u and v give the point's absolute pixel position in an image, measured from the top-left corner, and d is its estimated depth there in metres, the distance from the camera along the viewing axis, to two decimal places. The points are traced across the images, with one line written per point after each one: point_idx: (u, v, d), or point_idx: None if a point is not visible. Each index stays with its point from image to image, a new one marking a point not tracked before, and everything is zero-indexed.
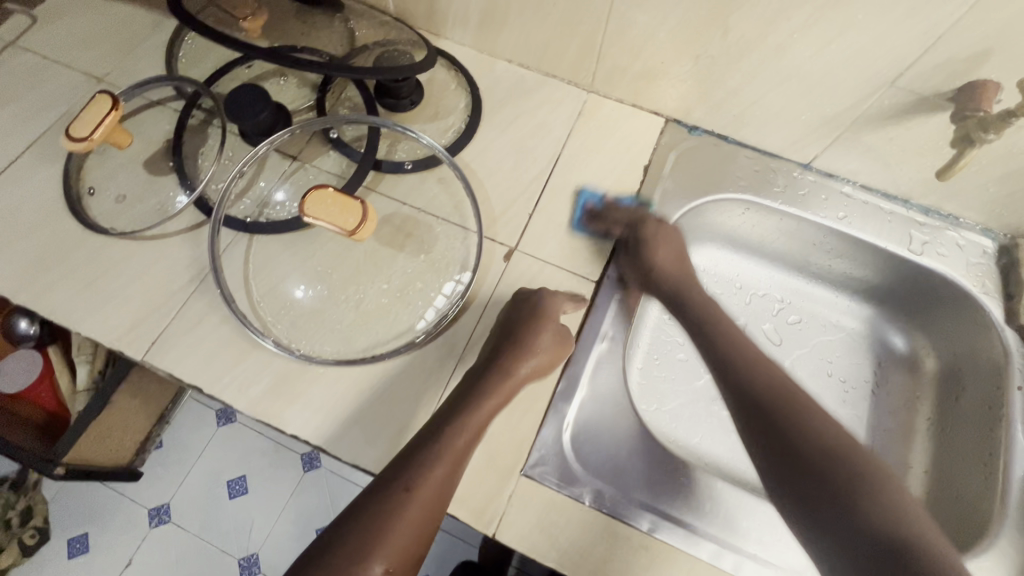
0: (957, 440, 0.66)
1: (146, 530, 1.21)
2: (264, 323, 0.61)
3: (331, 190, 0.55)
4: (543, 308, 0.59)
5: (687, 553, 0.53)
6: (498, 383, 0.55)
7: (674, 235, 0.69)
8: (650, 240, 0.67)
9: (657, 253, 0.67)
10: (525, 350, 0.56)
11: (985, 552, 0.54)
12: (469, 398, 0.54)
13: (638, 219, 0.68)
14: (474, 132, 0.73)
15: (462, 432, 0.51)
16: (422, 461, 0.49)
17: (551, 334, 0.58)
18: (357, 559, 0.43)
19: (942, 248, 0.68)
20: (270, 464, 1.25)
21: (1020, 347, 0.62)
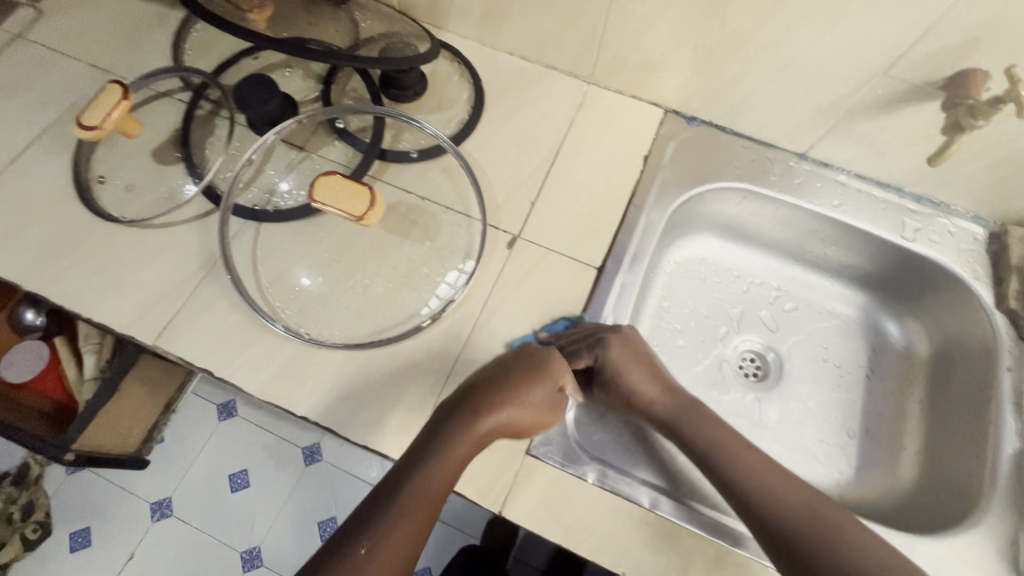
0: (949, 421, 0.68)
1: (148, 524, 1.21)
2: (272, 308, 0.62)
3: (339, 177, 0.57)
4: (541, 370, 0.58)
5: (687, 528, 0.54)
6: (478, 436, 0.53)
7: (635, 344, 0.61)
8: (617, 372, 0.59)
9: (630, 381, 0.60)
10: (512, 399, 0.54)
11: (976, 526, 0.56)
12: (446, 444, 0.52)
13: (595, 345, 0.60)
14: (477, 123, 0.74)
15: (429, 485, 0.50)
16: (382, 518, 0.48)
17: (545, 396, 0.56)
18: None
19: (934, 235, 0.70)
20: (272, 457, 1.26)
21: (1010, 329, 0.64)
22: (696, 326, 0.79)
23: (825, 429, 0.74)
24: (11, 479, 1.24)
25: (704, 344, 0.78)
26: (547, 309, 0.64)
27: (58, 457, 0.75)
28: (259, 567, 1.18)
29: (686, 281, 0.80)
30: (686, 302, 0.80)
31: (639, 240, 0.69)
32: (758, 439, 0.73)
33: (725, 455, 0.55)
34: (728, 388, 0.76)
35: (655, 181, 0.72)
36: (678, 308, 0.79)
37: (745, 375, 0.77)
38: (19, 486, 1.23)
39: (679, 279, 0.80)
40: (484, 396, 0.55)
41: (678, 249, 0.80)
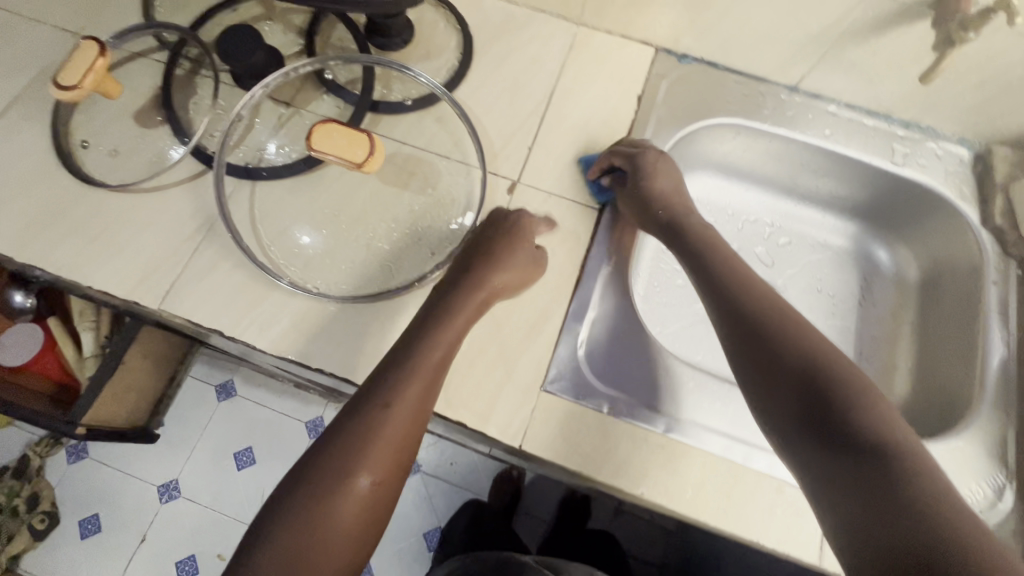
0: (939, 338, 0.71)
1: (157, 506, 1.22)
2: (277, 266, 0.61)
3: (336, 124, 0.56)
4: (515, 233, 0.61)
5: (699, 449, 0.56)
6: (472, 299, 0.56)
7: (676, 169, 0.64)
8: (649, 171, 0.62)
9: (665, 189, 0.62)
10: (495, 263, 0.58)
11: (969, 428, 0.59)
12: (443, 311, 0.55)
13: (638, 149, 0.64)
14: (467, 70, 0.73)
15: (433, 349, 0.52)
16: (394, 380, 0.49)
17: (525, 257, 0.60)
18: (342, 475, 0.45)
19: (922, 159, 0.72)
20: (275, 432, 1.27)
21: (994, 245, 0.67)
22: None
23: None
24: (12, 472, 1.22)
25: None
26: (552, 251, 0.64)
27: (68, 432, 0.76)
28: None
29: None
30: None
31: None
32: None
33: (781, 315, 0.49)
34: None
35: (651, 120, 0.72)
36: None
37: None
38: (21, 479, 1.21)
39: None
40: (471, 267, 0.58)
41: None
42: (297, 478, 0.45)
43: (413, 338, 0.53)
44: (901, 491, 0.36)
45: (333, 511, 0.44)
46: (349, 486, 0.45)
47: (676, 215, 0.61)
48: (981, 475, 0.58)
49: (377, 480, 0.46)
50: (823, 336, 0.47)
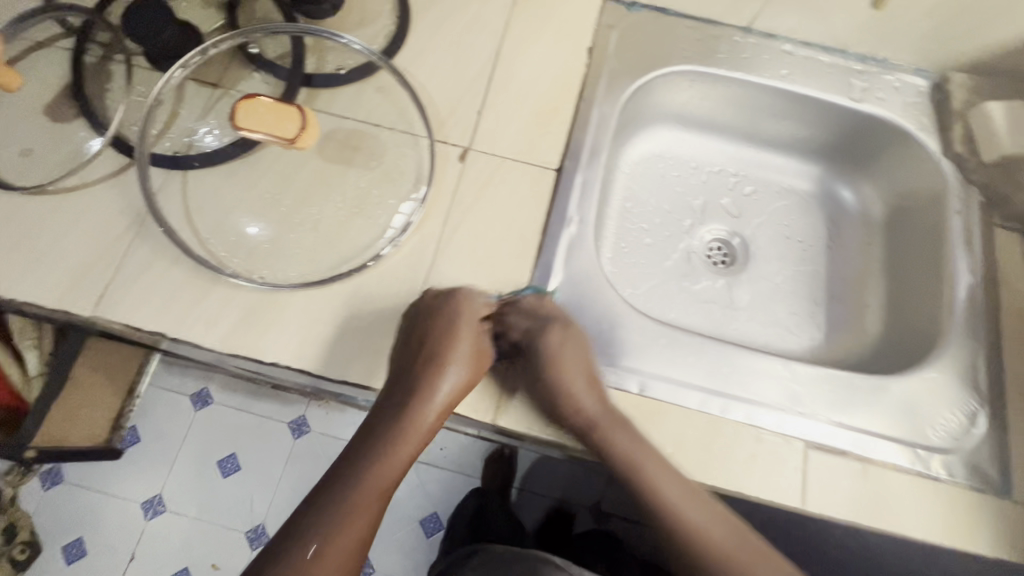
0: (907, 273, 0.70)
1: (143, 523, 1.18)
2: (218, 258, 0.57)
3: (261, 97, 0.51)
4: (457, 323, 0.57)
5: (675, 405, 0.55)
6: (417, 415, 0.56)
7: (582, 347, 0.57)
8: (552, 363, 0.55)
9: (572, 390, 0.54)
10: (437, 365, 0.56)
11: (940, 357, 0.60)
12: (392, 419, 0.56)
13: (539, 326, 0.57)
14: (406, 33, 0.68)
15: (382, 466, 0.55)
16: (347, 493, 0.53)
17: (467, 350, 0.57)
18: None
19: (880, 93, 0.70)
20: (257, 437, 1.23)
21: (956, 174, 0.66)
22: (662, 222, 0.79)
23: (795, 302, 0.76)
24: None
25: (671, 240, 0.78)
26: (510, 218, 0.61)
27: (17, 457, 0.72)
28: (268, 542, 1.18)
29: (646, 179, 0.80)
30: (648, 200, 0.79)
31: (594, 135, 0.66)
32: (732, 321, 0.75)
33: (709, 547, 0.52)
34: (698, 278, 0.77)
35: (603, 74, 0.69)
36: (641, 208, 0.79)
37: (713, 263, 0.78)
38: None
39: (639, 180, 0.79)
40: (415, 368, 0.57)
41: (634, 148, 0.79)
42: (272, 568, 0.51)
43: (366, 449, 0.56)
44: None
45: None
46: None
47: (586, 419, 0.54)
48: (953, 402, 0.58)
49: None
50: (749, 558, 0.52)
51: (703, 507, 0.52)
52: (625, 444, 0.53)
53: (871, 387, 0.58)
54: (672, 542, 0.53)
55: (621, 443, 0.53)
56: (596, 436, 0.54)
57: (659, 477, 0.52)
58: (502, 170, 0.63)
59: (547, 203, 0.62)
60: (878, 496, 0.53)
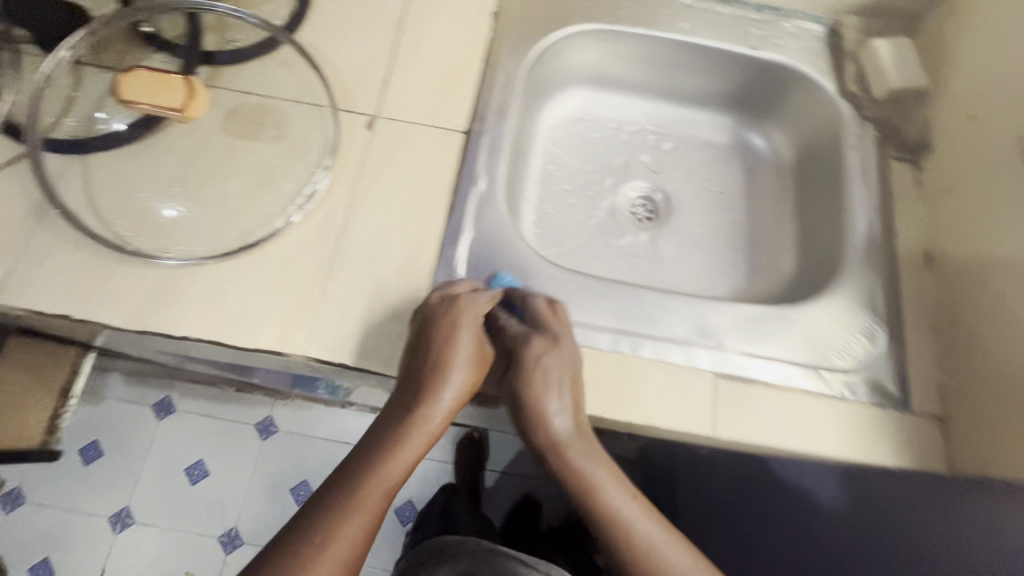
0: (816, 212, 0.72)
1: (111, 537, 1.13)
2: (122, 238, 0.57)
3: (141, 70, 0.52)
4: (461, 322, 0.53)
5: (586, 347, 0.57)
6: (416, 428, 0.50)
7: (572, 358, 0.53)
8: (539, 365, 0.52)
9: (547, 406, 0.51)
10: (443, 370, 0.51)
11: (840, 285, 0.62)
12: (386, 432, 0.50)
13: (537, 328, 0.54)
14: (309, 7, 0.68)
15: (372, 486, 0.48)
16: (326, 516, 0.46)
17: (471, 354, 0.53)
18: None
19: (778, 40, 0.73)
20: (224, 441, 1.19)
21: (852, 112, 0.69)
22: (585, 182, 0.80)
23: (717, 250, 0.77)
24: None
25: (595, 199, 0.79)
26: (420, 180, 0.62)
27: None
28: (242, 546, 1.14)
29: (567, 142, 0.81)
30: (570, 162, 0.80)
31: (501, 96, 0.67)
32: (657, 273, 0.76)
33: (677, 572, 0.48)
34: (622, 234, 0.78)
35: (508, 37, 0.70)
36: (564, 169, 0.80)
37: (638, 219, 0.79)
38: None
39: (559, 142, 0.80)
40: (416, 371, 0.52)
41: (552, 112, 0.80)
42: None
43: (351, 463, 0.49)
44: None
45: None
46: None
47: (557, 440, 0.51)
48: (853, 326, 0.60)
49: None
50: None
51: (671, 542, 0.49)
52: (589, 468, 0.51)
53: (774, 317, 0.61)
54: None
55: (580, 466, 0.51)
56: (562, 460, 0.51)
57: (616, 501, 0.50)
58: (410, 136, 0.64)
59: (456, 164, 0.63)
60: (783, 418, 0.56)
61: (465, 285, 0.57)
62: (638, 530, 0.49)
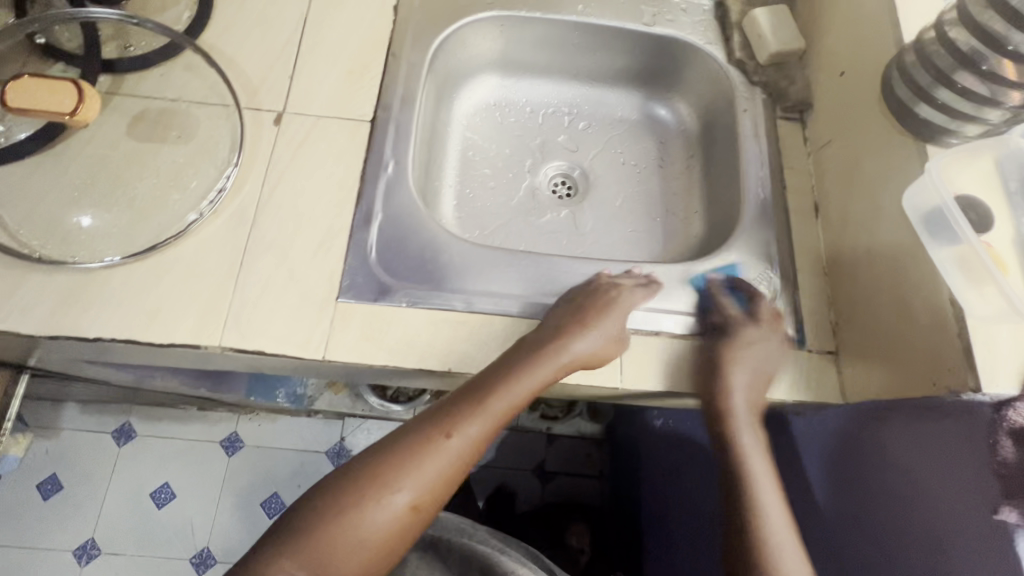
0: (720, 175, 0.76)
1: (77, 570, 1.10)
2: (30, 247, 0.57)
3: (30, 86, 0.51)
4: (621, 302, 0.59)
5: (498, 315, 0.60)
6: (550, 366, 0.55)
7: (771, 361, 0.59)
8: (740, 351, 0.58)
9: (733, 380, 0.57)
10: (590, 329, 0.56)
11: (739, 237, 0.66)
12: (527, 356, 0.55)
13: (745, 322, 0.60)
14: (209, 11, 0.70)
15: (500, 400, 0.52)
16: (461, 413, 0.51)
17: (617, 326, 0.58)
18: (388, 484, 0.47)
19: (670, 15, 0.77)
20: (189, 461, 1.18)
21: (741, 77, 0.74)
22: (504, 164, 0.82)
23: (635, 220, 0.80)
24: None
25: (515, 180, 0.82)
26: (329, 171, 0.64)
27: None
28: (215, 564, 1.12)
29: (484, 128, 0.83)
30: (489, 146, 0.83)
31: (406, 83, 0.69)
32: (579, 246, 0.78)
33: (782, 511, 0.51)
34: (544, 211, 0.80)
35: (409, 27, 0.72)
36: (483, 154, 0.82)
37: (558, 196, 0.82)
38: None
39: (476, 129, 0.83)
40: (565, 325, 0.57)
41: (466, 100, 0.83)
42: (371, 457, 0.49)
43: (493, 376, 0.53)
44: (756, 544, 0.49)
45: (369, 512, 0.46)
46: (386, 499, 0.47)
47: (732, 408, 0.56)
48: (753, 277, 0.64)
49: (413, 504, 0.47)
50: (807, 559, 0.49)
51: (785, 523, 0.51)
52: (750, 450, 0.55)
53: (679, 273, 0.64)
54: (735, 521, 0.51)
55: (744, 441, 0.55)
56: (731, 433, 0.56)
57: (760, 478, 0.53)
58: (318, 128, 0.66)
59: (364, 153, 0.65)
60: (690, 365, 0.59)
61: (628, 276, 0.63)
62: (761, 500, 0.51)
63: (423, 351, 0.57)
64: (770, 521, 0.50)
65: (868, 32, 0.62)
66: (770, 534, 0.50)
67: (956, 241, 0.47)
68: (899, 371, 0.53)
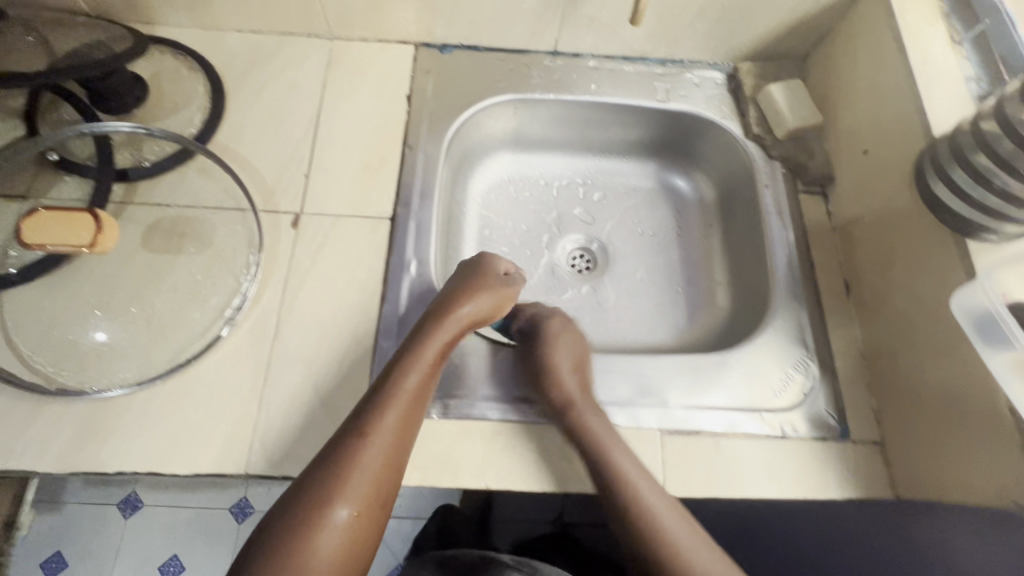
0: (743, 247, 0.75)
1: None
2: (44, 375, 0.55)
3: (53, 234, 0.50)
4: (482, 259, 0.62)
5: (533, 423, 0.58)
6: (445, 329, 0.55)
7: (578, 342, 0.63)
8: (548, 339, 0.62)
9: (561, 370, 0.58)
10: (467, 292, 0.58)
11: (772, 317, 0.65)
12: (420, 339, 0.54)
13: (541, 320, 0.64)
14: (222, 111, 0.69)
15: (408, 378, 0.51)
16: (373, 407, 0.49)
17: (491, 277, 0.60)
18: (322, 506, 0.43)
19: (683, 91, 0.77)
20: (195, 531, 1.07)
21: (759, 151, 0.73)
22: (521, 242, 0.81)
23: (657, 294, 0.78)
24: None
25: (534, 257, 0.80)
26: (350, 275, 0.62)
27: None
28: None
29: (499, 204, 0.82)
30: (504, 223, 0.81)
31: (424, 177, 0.69)
32: (603, 324, 0.76)
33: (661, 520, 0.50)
34: (564, 289, 0.78)
35: (423, 118, 0.72)
36: (498, 231, 0.81)
37: (577, 271, 0.80)
38: None
39: (491, 206, 0.81)
40: (444, 295, 0.58)
41: (479, 177, 0.82)
42: (295, 498, 0.44)
43: (390, 368, 0.52)
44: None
45: (312, 545, 0.42)
46: (327, 519, 0.43)
47: (570, 396, 0.57)
48: (790, 363, 0.62)
49: (357, 512, 0.44)
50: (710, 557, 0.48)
51: (676, 514, 0.50)
52: (606, 438, 0.54)
53: (713, 363, 0.63)
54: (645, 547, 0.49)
55: (594, 428, 0.55)
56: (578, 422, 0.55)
57: (625, 464, 0.53)
58: (338, 227, 0.65)
59: (386, 253, 0.64)
60: (735, 466, 0.57)
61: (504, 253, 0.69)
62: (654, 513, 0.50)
63: (458, 468, 0.55)
64: (667, 521, 0.50)
65: (893, 114, 0.61)
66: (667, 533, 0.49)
67: (1011, 347, 0.46)
68: (959, 475, 0.51)
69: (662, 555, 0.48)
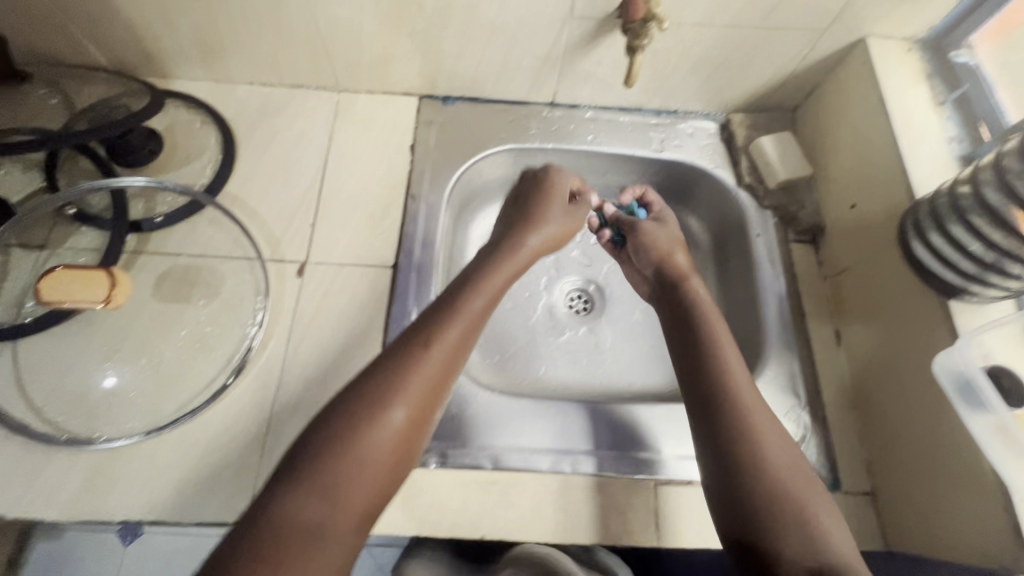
0: (736, 292, 0.77)
1: None
2: (54, 423, 0.56)
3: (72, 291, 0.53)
4: (559, 186, 0.68)
5: (528, 472, 0.59)
6: (517, 256, 0.61)
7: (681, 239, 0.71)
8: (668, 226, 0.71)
9: (675, 250, 0.68)
10: (537, 223, 0.65)
11: (765, 365, 0.66)
12: (487, 266, 0.58)
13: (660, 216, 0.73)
14: (232, 162, 0.72)
15: (473, 300, 0.54)
16: (440, 320, 0.51)
17: (560, 211, 0.67)
18: (381, 405, 0.45)
19: (678, 140, 0.79)
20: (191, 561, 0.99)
21: (752, 201, 0.75)
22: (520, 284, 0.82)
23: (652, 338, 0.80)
24: None
25: (532, 298, 0.81)
26: (352, 323, 0.64)
27: None
28: None
29: None
30: None
31: (426, 226, 0.71)
32: (600, 366, 0.77)
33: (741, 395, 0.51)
34: (562, 331, 0.80)
35: (426, 168, 0.74)
36: None
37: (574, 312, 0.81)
38: None
39: None
40: (515, 224, 0.65)
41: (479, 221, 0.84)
42: (363, 383, 0.47)
43: (456, 289, 0.56)
44: (739, 440, 0.48)
45: (367, 434, 0.44)
46: (384, 417, 0.45)
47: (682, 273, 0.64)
48: (785, 412, 0.63)
49: (411, 416, 0.46)
50: (779, 439, 0.49)
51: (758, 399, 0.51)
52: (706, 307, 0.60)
53: None
54: (721, 409, 0.50)
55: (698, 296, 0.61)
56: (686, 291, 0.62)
57: (719, 339, 0.56)
58: (341, 275, 0.67)
59: (387, 303, 0.66)
60: None
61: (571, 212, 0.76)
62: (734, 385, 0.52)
63: (455, 519, 0.56)
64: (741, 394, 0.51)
65: (878, 171, 0.63)
66: (750, 412, 0.50)
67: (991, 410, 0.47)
68: (949, 537, 0.52)
69: (730, 411, 0.50)
